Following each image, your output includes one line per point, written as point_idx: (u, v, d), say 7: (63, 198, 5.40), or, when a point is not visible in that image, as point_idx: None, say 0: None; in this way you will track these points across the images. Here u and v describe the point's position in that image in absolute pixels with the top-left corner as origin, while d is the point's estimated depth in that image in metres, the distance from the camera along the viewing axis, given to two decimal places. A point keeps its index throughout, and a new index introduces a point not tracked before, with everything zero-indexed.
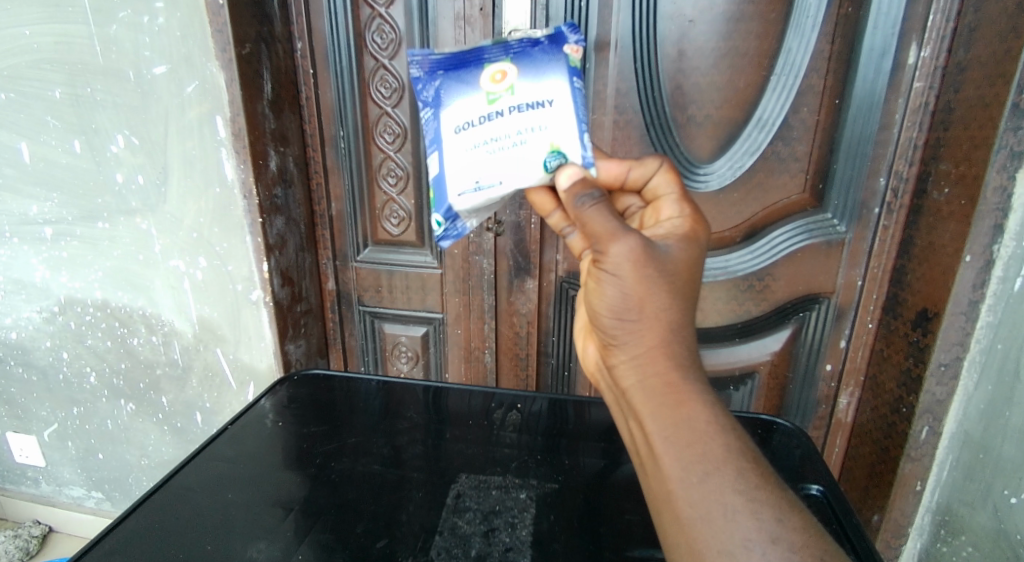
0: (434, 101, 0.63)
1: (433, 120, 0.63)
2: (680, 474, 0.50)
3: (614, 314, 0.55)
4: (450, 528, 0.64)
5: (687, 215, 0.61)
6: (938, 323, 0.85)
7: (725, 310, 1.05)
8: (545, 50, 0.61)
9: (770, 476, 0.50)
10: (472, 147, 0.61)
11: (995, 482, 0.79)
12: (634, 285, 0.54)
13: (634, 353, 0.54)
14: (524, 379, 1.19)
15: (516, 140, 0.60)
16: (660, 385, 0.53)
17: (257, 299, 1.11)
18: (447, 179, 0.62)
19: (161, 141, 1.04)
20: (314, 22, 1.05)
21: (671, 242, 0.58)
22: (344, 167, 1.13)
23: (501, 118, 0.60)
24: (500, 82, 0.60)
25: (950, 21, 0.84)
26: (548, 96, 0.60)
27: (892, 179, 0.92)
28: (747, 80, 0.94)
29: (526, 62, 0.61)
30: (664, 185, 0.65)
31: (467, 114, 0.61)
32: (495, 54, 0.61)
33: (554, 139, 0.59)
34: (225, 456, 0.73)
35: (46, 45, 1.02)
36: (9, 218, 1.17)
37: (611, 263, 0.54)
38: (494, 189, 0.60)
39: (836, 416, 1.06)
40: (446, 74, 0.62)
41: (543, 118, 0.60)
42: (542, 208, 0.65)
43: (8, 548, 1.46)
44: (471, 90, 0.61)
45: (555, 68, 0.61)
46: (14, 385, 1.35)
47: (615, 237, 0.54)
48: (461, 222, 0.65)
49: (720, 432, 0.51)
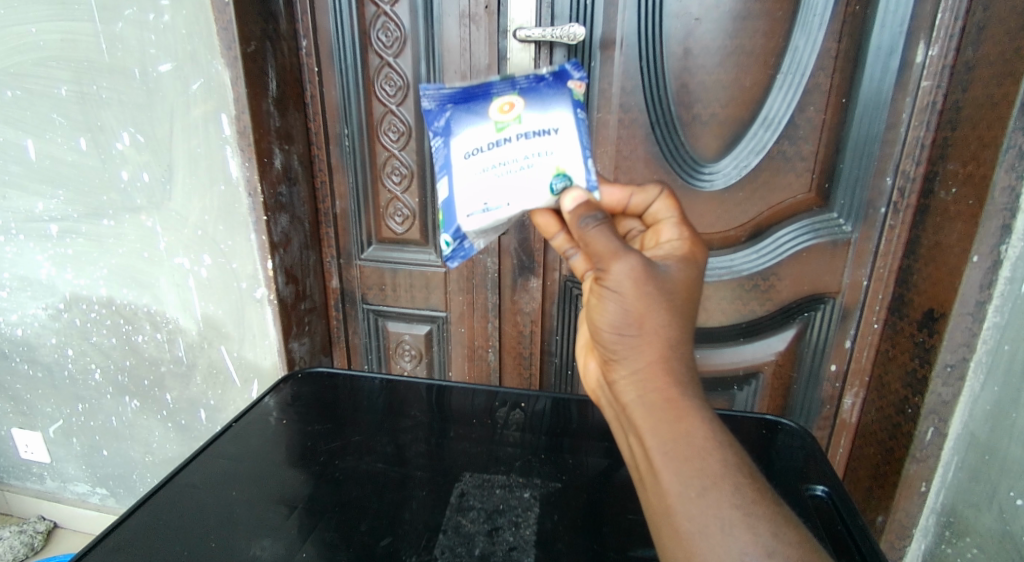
0: (445, 131, 0.62)
1: (442, 148, 0.63)
2: (679, 489, 0.50)
3: (614, 330, 0.55)
4: (454, 527, 0.64)
5: (686, 238, 0.61)
6: (944, 323, 0.85)
7: (730, 309, 1.04)
8: (550, 85, 0.62)
9: (766, 491, 0.50)
10: (481, 172, 0.61)
11: (1001, 484, 0.79)
12: (634, 302, 0.54)
13: (634, 368, 0.54)
14: (528, 377, 1.19)
15: (523, 164, 0.60)
16: (659, 401, 0.52)
17: (261, 297, 1.11)
18: (456, 201, 0.62)
19: (167, 139, 1.04)
20: (319, 20, 1.05)
21: (670, 263, 0.58)
22: (348, 165, 1.13)
23: (509, 145, 0.60)
24: (508, 113, 0.61)
25: (958, 19, 0.83)
26: (554, 124, 0.61)
27: (899, 179, 0.92)
28: (753, 78, 0.94)
29: (532, 95, 0.62)
30: (663, 210, 0.65)
31: (476, 141, 0.61)
32: (503, 88, 0.62)
33: (559, 163, 0.60)
34: (229, 453, 0.73)
35: (53, 42, 1.02)
36: (15, 215, 1.17)
37: (612, 281, 0.54)
38: (502, 210, 0.60)
39: (840, 417, 1.06)
40: (456, 107, 0.62)
41: (549, 144, 0.61)
42: (546, 230, 0.63)
43: (13, 545, 1.46)
44: (480, 120, 0.61)
45: (560, 102, 0.62)
46: (20, 381, 1.35)
47: (616, 256, 0.55)
48: (469, 243, 0.64)
49: (718, 448, 0.51)
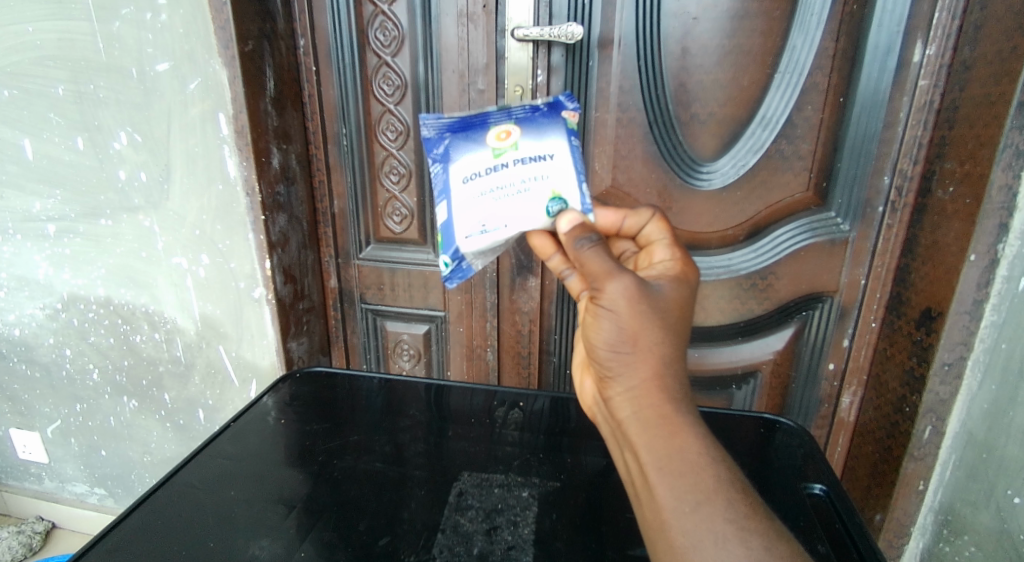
0: (444, 157, 0.66)
1: (442, 173, 0.67)
2: (673, 504, 0.52)
3: (609, 347, 0.57)
4: (453, 526, 0.64)
5: (678, 258, 0.64)
6: (942, 322, 0.85)
7: (727, 308, 1.05)
8: (545, 115, 0.66)
9: (759, 506, 0.52)
10: (479, 196, 0.64)
11: (997, 482, 0.79)
12: (629, 320, 0.56)
13: (629, 385, 0.56)
14: (526, 376, 1.19)
15: (520, 188, 0.64)
16: (653, 417, 0.55)
17: (259, 297, 1.11)
18: (455, 223, 0.65)
19: (164, 139, 1.04)
20: (316, 19, 1.05)
21: (663, 282, 0.61)
22: (347, 165, 1.13)
23: (506, 170, 0.64)
24: (504, 140, 0.65)
25: (956, 18, 0.84)
26: (549, 151, 0.65)
27: (896, 178, 0.92)
28: (751, 78, 0.94)
29: (528, 124, 0.65)
30: (656, 232, 0.68)
31: (474, 166, 0.65)
32: (499, 118, 0.66)
33: (554, 187, 0.64)
34: (227, 453, 0.73)
35: (49, 42, 1.02)
36: (12, 215, 1.17)
37: (607, 300, 0.57)
38: (499, 232, 0.64)
39: (838, 416, 1.06)
40: (454, 135, 0.66)
41: (544, 169, 0.64)
42: (542, 252, 0.67)
43: (11, 545, 1.46)
44: (478, 147, 0.65)
45: (555, 130, 0.66)
46: (17, 381, 1.35)
47: (610, 276, 0.58)
48: (467, 264, 0.68)
49: (711, 463, 0.53)
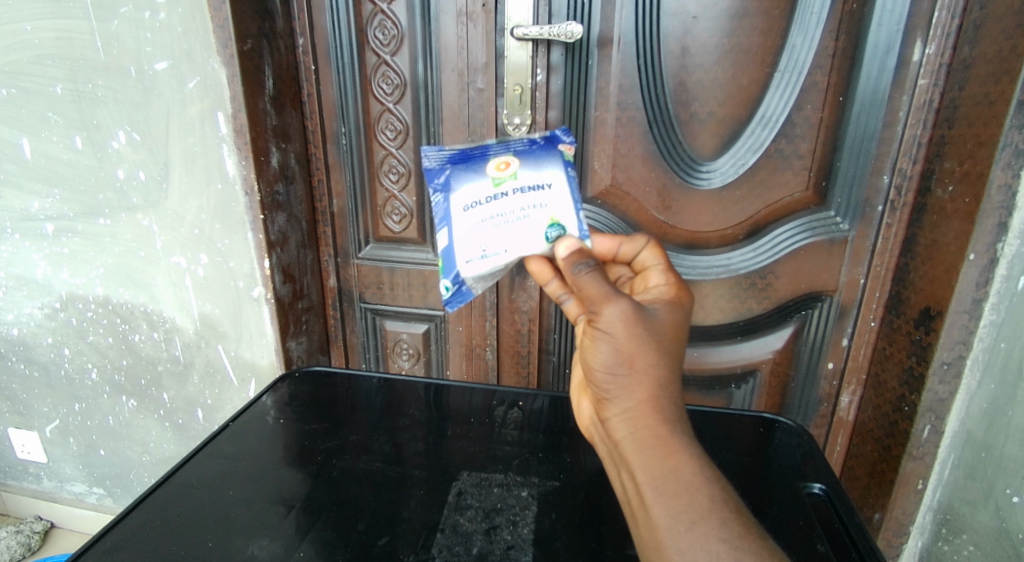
0: (445, 186, 0.67)
1: (443, 202, 0.67)
2: (668, 523, 0.52)
3: (606, 369, 0.57)
4: (452, 526, 0.64)
5: (673, 283, 0.65)
6: (941, 321, 0.85)
7: (727, 308, 1.05)
8: (542, 148, 0.67)
9: (753, 526, 0.52)
10: (479, 223, 0.64)
11: (996, 481, 0.79)
12: (625, 342, 0.57)
13: (625, 407, 0.57)
14: (525, 376, 1.19)
15: (520, 215, 0.64)
16: (649, 438, 0.55)
17: (258, 296, 1.11)
18: (456, 248, 0.64)
19: (162, 138, 1.04)
20: (315, 18, 1.05)
21: (658, 307, 0.61)
22: (345, 164, 1.12)
23: (506, 199, 0.64)
24: (504, 170, 0.65)
25: (955, 17, 0.84)
26: (547, 180, 0.65)
27: (896, 177, 0.92)
28: (750, 77, 0.94)
29: (527, 156, 0.66)
30: (651, 258, 0.69)
31: (474, 195, 0.65)
32: (498, 151, 0.67)
33: (553, 213, 0.64)
34: (225, 452, 0.73)
35: (47, 40, 1.02)
36: (10, 214, 1.17)
37: (605, 323, 0.57)
38: (499, 257, 0.63)
39: (838, 415, 1.06)
40: (455, 166, 0.67)
41: (543, 197, 0.64)
42: (540, 276, 0.66)
43: (10, 545, 1.46)
44: (478, 177, 0.66)
45: (553, 162, 0.67)
46: (15, 381, 1.35)
47: (608, 300, 0.58)
48: (467, 288, 0.66)
49: (706, 483, 0.53)
